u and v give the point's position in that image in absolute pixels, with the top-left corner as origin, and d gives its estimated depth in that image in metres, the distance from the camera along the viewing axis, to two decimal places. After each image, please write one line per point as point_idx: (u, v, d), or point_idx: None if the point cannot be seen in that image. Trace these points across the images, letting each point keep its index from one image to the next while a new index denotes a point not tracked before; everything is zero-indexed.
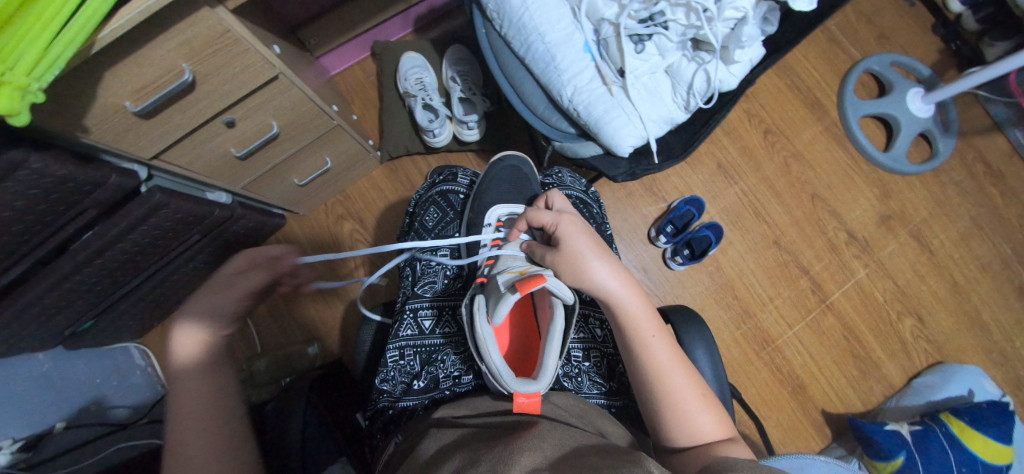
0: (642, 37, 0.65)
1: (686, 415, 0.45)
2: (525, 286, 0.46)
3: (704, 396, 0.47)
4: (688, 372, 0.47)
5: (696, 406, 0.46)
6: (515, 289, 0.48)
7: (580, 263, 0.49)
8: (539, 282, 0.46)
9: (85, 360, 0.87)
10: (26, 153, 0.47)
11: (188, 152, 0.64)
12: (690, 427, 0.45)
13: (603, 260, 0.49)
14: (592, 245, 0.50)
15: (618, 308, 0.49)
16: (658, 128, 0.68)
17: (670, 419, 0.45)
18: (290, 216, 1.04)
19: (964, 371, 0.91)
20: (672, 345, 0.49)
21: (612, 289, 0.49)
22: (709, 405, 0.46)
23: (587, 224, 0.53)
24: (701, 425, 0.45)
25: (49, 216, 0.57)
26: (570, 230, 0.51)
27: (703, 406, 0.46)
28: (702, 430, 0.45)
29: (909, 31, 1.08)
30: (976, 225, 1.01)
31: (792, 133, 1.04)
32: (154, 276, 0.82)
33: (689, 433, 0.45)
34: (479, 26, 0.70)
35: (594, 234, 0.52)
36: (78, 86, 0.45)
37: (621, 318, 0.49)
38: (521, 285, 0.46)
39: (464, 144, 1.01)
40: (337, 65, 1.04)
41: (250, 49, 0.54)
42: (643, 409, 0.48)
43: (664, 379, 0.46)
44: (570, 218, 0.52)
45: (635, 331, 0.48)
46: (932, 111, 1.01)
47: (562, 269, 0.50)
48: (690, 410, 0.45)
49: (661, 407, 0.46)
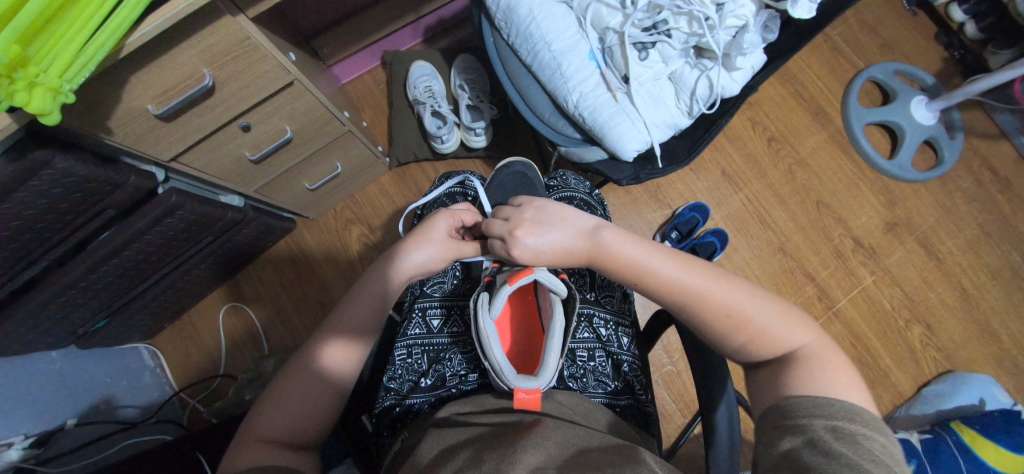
0: (646, 45, 0.67)
1: (740, 327, 0.41)
2: (516, 277, 0.48)
3: (751, 299, 0.42)
4: (724, 287, 0.43)
5: (753, 311, 0.41)
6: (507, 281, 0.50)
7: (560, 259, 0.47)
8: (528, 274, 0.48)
9: (96, 360, 0.89)
10: (53, 153, 0.50)
11: (204, 156, 0.67)
12: (743, 339, 0.41)
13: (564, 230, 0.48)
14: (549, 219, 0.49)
15: (613, 262, 0.46)
16: (662, 133, 0.69)
17: (726, 343, 0.42)
18: (300, 220, 1.06)
19: (974, 380, 0.90)
20: (683, 262, 0.45)
21: (590, 247, 0.47)
22: (762, 302, 0.42)
23: (534, 220, 0.48)
24: (760, 327, 0.41)
25: (71, 215, 0.59)
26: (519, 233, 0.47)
27: (757, 310, 0.41)
28: (762, 334, 0.41)
29: (912, 40, 1.09)
30: (983, 233, 1.01)
31: (796, 141, 1.05)
32: (167, 277, 0.84)
33: (747, 345, 0.41)
34: (487, 34, 0.72)
35: (545, 210, 0.50)
36: (105, 89, 0.48)
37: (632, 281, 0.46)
38: (511, 278, 0.48)
39: (472, 150, 1.03)
40: (347, 74, 1.07)
41: (268, 56, 0.56)
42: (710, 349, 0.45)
43: (705, 309, 0.42)
44: (515, 233, 0.46)
45: (640, 274, 0.45)
46: (936, 119, 1.02)
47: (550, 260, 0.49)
48: (748, 327, 0.41)
49: (708, 334, 0.43)
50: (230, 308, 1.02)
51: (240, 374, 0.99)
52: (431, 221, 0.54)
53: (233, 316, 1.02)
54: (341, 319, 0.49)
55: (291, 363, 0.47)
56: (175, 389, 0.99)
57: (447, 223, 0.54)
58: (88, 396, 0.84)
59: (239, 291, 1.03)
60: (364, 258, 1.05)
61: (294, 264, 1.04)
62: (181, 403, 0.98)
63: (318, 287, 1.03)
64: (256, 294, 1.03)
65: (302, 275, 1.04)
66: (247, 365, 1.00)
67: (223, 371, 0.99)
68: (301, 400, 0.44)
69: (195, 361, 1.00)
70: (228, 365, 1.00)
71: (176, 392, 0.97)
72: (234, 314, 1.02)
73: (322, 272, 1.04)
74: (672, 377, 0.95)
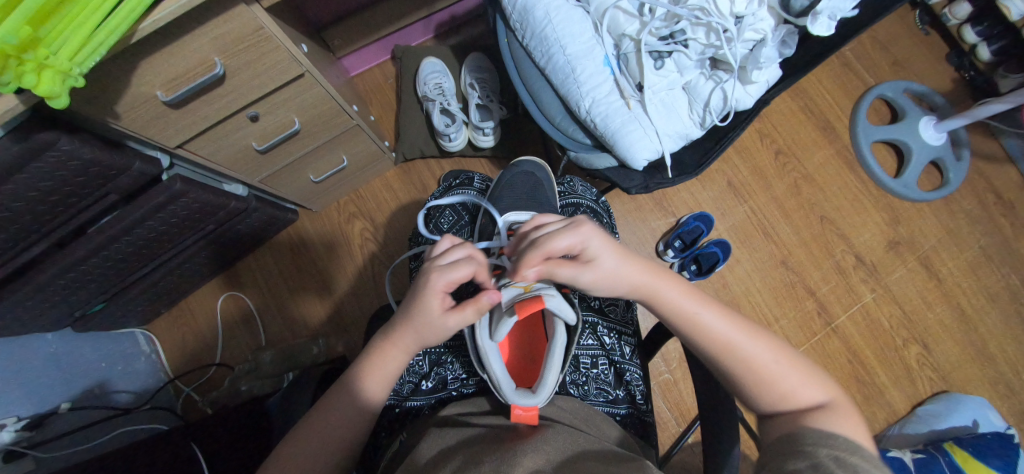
0: (662, 53, 0.66)
1: (765, 381, 0.42)
2: (524, 309, 0.44)
3: (781, 358, 0.43)
4: (758, 340, 0.44)
5: (778, 369, 0.42)
6: (513, 310, 0.45)
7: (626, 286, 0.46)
8: (537, 306, 0.44)
9: (91, 343, 0.88)
10: (58, 135, 0.49)
11: (211, 144, 0.66)
12: (775, 390, 0.42)
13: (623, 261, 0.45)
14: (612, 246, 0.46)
15: (660, 300, 0.46)
16: (674, 143, 0.69)
17: (742, 387, 0.43)
18: (302, 212, 1.05)
19: (968, 401, 0.90)
20: (722, 309, 0.46)
21: (644, 282, 0.46)
22: (790, 363, 0.43)
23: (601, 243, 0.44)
24: (782, 390, 0.42)
25: (73, 198, 0.58)
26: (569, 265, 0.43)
27: (783, 369, 0.43)
28: (783, 392, 0.42)
29: (924, 59, 1.09)
30: (984, 255, 1.01)
31: (803, 155, 1.05)
32: (166, 263, 0.83)
33: (773, 394, 0.42)
34: (502, 35, 0.71)
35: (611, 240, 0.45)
36: (115, 73, 0.47)
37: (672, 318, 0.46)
38: (519, 310, 0.44)
39: (479, 150, 1.02)
40: (357, 67, 1.06)
41: (280, 47, 0.55)
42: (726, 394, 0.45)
43: (731, 351, 0.43)
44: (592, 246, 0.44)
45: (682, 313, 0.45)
46: (944, 140, 1.02)
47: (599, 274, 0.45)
48: (774, 379, 0.42)
49: (733, 380, 0.43)
50: (228, 297, 1.01)
51: (236, 364, 0.99)
52: (419, 298, 0.45)
53: (231, 305, 1.01)
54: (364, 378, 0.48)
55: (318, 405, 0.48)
56: (170, 375, 0.98)
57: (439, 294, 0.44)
58: (82, 380, 0.83)
59: (238, 280, 1.02)
60: (365, 253, 1.04)
61: (295, 256, 1.04)
62: (175, 391, 0.97)
63: (318, 280, 1.03)
64: (255, 284, 1.02)
65: (302, 267, 1.03)
66: (243, 355, 0.99)
67: (219, 360, 0.99)
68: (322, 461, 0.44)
69: (191, 348, 1.00)
70: (224, 354, 0.99)
71: (171, 379, 0.97)
72: (232, 303, 1.01)
73: (323, 265, 1.04)
74: (669, 386, 0.96)
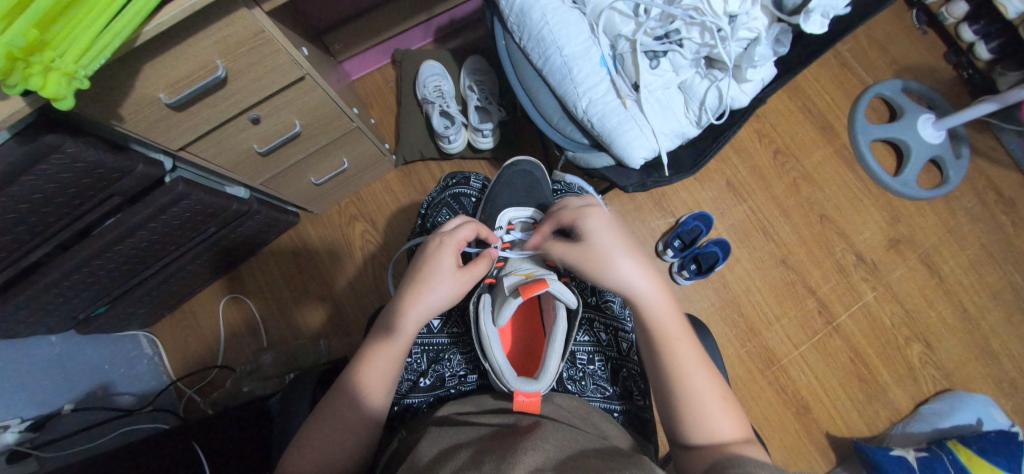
0: (657, 53, 0.67)
1: (695, 399, 0.45)
2: (528, 290, 0.48)
3: (726, 399, 0.46)
4: (712, 374, 0.47)
5: (717, 409, 0.45)
6: (518, 293, 0.49)
7: (608, 262, 0.49)
8: (541, 287, 0.48)
9: (94, 346, 0.89)
10: (64, 137, 0.50)
11: (212, 146, 0.67)
12: (707, 425, 0.43)
13: (629, 257, 0.49)
14: (620, 240, 0.50)
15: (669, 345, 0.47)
16: (670, 141, 0.69)
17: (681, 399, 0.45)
18: (304, 214, 1.06)
19: (973, 400, 0.90)
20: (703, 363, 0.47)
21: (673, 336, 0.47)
22: (731, 406, 0.45)
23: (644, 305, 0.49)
24: (716, 424, 0.44)
25: (78, 200, 0.59)
26: (597, 227, 0.51)
27: (723, 407, 0.45)
28: (719, 427, 0.44)
29: (921, 58, 1.09)
30: (986, 253, 1.01)
31: (802, 154, 1.05)
32: (169, 265, 0.84)
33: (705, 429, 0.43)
34: (500, 37, 0.72)
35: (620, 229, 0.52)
36: (119, 76, 0.48)
37: (654, 326, 0.48)
38: (524, 290, 0.47)
39: (478, 151, 1.03)
40: (357, 70, 1.07)
41: (281, 50, 0.56)
42: (663, 401, 0.47)
43: (684, 379, 0.46)
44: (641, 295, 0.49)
45: (679, 371, 0.46)
46: (943, 137, 1.02)
47: (588, 266, 0.50)
48: (710, 411, 0.44)
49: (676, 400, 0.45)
50: (230, 299, 1.02)
51: (238, 366, 0.99)
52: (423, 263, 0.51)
53: (233, 307, 1.02)
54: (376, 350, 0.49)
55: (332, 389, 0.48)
56: (172, 378, 0.98)
57: (454, 251, 0.52)
58: (85, 382, 0.84)
59: (240, 283, 1.03)
60: (366, 255, 1.05)
61: (296, 258, 1.05)
62: (177, 393, 0.97)
63: (320, 282, 1.04)
64: (257, 286, 1.03)
65: (304, 269, 1.04)
66: (245, 357, 1.00)
67: (221, 362, 0.99)
68: (334, 446, 0.44)
69: (194, 351, 1.00)
70: (226, 356, 1.00)
71: (174, 381, 0.97)
72: (234, 305, 1.02)
73: (324, 267, 1.04)
74: None
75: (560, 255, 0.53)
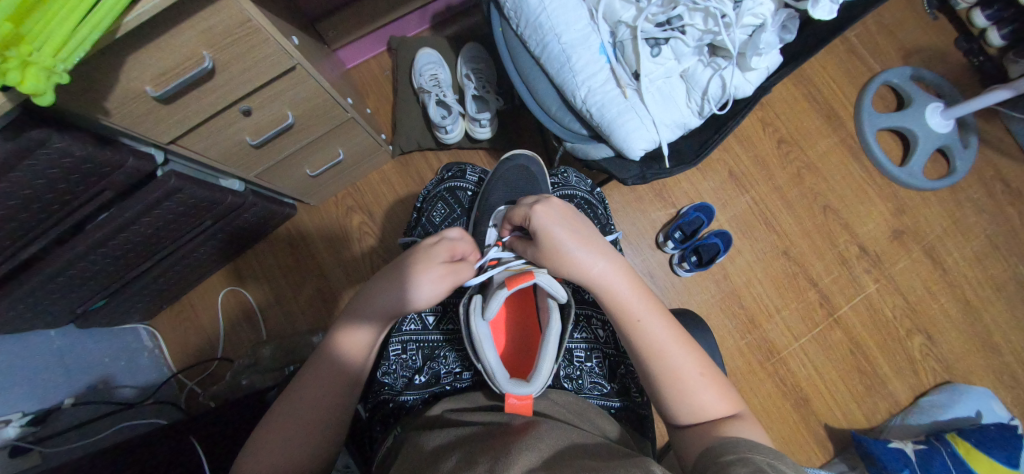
0: (659, 40, 0.65)
1: (674, 375, 0.43)
2: (513, 282, 0.47)
3: (707, 374, 0.44)
4: (688, 348, 0.45)
5: (700, 384, 0.43)
6: (504, 285, 0.49)
7: (558, 255, 0.47)
8: (526, 280, 0.47)
9: (94, 339, 0.89)
10: (49, 133, 0.49)
11: (203, 139, 0.66)
12: (690, 404, 0.43)
13: (578, 245, 0.47)
14: (568, 231, 0.47)
15: (635, 326, 0.45)
16: (671, 132, 0.68)
17: (662, 384, 0.44)
18: (301, 206, 1.05)
19: (972, 392, 0.90)
20: (678, 337, 0.45)
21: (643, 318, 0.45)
22: (712, 381, 0.44)
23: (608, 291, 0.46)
24: (701, 401, 0.43)
25: (68, 195, 0.58)
26: (545, 220, 0.48)
27: (707, 383, 0.44)
28: (703, 404, 0.43)
29: (931, 43, 1.06)
30: (991, 244, 0.99)
31: (807, 143, 1.03)
32: (166, 260, 0.84)
33: (691, 411, 0.43)
34: (496, 24, 0.70)
35: (567, 216, 0.49)
36: (102, 70, 0.46)
37: (619, 305, 0.46)
38: (509, 281, 0.47)
39: (475, 142, 1.02)
40: (352, 59, 1.04)
41: (269, 40, 0.55)
42: (642, 382, 0.46)
43: (660, 358, 0.44)
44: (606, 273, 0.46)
45: (652, 351, 0.44)
46: (952, 127, 0.99)
47: (547, 264, 0.49)
48: (692, 388, 0.43)
49: (658, 386, 0.44)
50: (228, 291, 1.02)
51: (237, 358, 0.99)
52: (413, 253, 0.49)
53: (232, 300, 1.02)
54: (347, 334, 0.47)
55: (311, 364, 0.46)
56: (173, 370, 0.99)
57: (452, 250, 0.50)
58: (86, 375, 0.84)
59: (238, 275, 1.02)
60: (364, 248, 1.04)
61: (293, 251, 1.04)
62: (179, 385, 0.98)
63: (317, 275, 1.03)
64: (255, 279, 1.03)
65: (301, 261, 1.03)
66: (245, 349, 1.00)
67: (221, 355, 1.00)
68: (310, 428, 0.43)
69: (194, 343, 1.01)
70: (225, 348, 1.00)
71: (175, 373, 0.98)
72: (233, 298, 1.02)
73: (322, 260, 1.04)
74: None
75: (528, 255, 0.52)
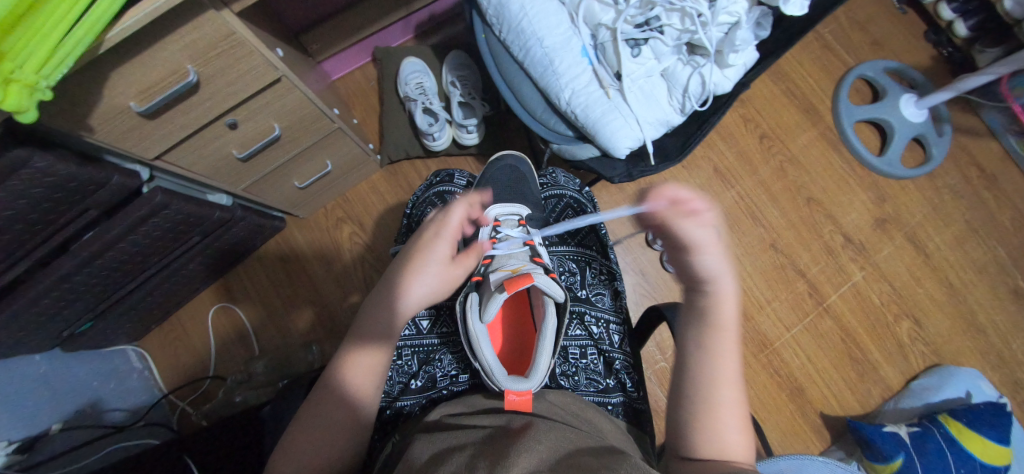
0: (638, 41, 0.66)
1: (716, 407, 0.41)
2: (512, 285, 0.48)
3: (745, 419, 0.42)
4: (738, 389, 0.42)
5: (734, 424, 0.41)
6: (502, 288, 0.49)
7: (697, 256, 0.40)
8: (526, 282, 0.49)
9: (81, 363, 0.87)
10: (31, 151, 0.48)
11: (188, 154, 0.65)
12: (720, 437, 0.40)
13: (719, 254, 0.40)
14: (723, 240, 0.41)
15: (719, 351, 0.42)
16: (655, 130, 0.69)
17: (700, 410, 0.40)
18: (290, 219, 1.04)
19: (961, 373, 0.92)
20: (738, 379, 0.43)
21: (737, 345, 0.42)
22: (746, 428, 0.42)
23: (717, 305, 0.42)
24: (729, 440, 0.40)
25: (51, 215, 0.58)
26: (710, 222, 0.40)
27: (740, 427, 0.41)
28: (730, 444, 0.40)
29: (901, 38, 1.10)
30: (970, 229, 1.02)
31: (788, 138, 1.06)
32: (154, 278, 0.82)
33: (718, 447, 0.39)
34: (479, 31, 0.71)
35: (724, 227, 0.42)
36: (85, 86, 0.46)
37: (713, 319, 0.42)
38: (508, 284, 0.48)
39: (464, 148, 1.02)
40: (338, 70, 1.05)
41: (255, 51, 0.55)
42: (675, 399, 0.42)
43: (717, 384, 0.41)
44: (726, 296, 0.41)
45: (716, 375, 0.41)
46: (925, 116, 1.02)
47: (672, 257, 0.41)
48: (726, 423, 0.40)
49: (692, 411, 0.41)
50: (219, 308, 1.00)
51: (230, 375, 0.98)
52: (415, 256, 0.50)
53: (222, 317, 1.00)
54: (354, 356, 0.47)
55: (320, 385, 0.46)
56: (163, 391, 0.97)
57: (447, 243, 0.51)
58: (73, 400, 0.82)
59: (229, 291, 1.01)
60: (355, 258, 1.04)
61: (284, 264, 1.03)
62: (170, 406, 0.96)
63: (309, 287, 1.02)
64: (246, 294, 1.02)
65: (292, 274, 1.03)
66: (237, 365, 0.99)
67: (212, 373, 0.98)
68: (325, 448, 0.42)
69: (185, 362, 0.99)
70: (217, 366, 0.98)
71: (165, 394, 0.96)
72: (223, 314, 1.00)
73: (313, 272, 1.03)
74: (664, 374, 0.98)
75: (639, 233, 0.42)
